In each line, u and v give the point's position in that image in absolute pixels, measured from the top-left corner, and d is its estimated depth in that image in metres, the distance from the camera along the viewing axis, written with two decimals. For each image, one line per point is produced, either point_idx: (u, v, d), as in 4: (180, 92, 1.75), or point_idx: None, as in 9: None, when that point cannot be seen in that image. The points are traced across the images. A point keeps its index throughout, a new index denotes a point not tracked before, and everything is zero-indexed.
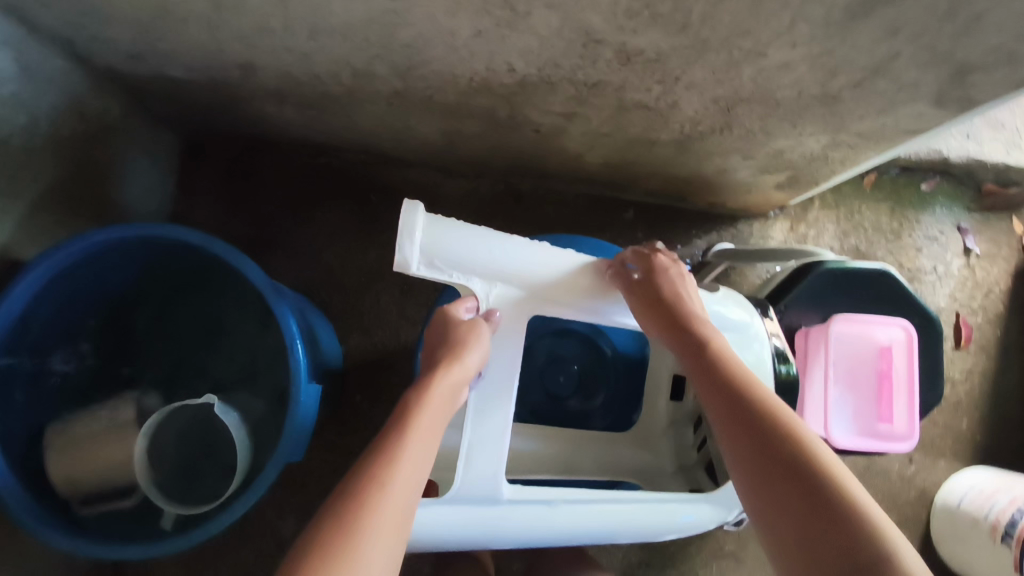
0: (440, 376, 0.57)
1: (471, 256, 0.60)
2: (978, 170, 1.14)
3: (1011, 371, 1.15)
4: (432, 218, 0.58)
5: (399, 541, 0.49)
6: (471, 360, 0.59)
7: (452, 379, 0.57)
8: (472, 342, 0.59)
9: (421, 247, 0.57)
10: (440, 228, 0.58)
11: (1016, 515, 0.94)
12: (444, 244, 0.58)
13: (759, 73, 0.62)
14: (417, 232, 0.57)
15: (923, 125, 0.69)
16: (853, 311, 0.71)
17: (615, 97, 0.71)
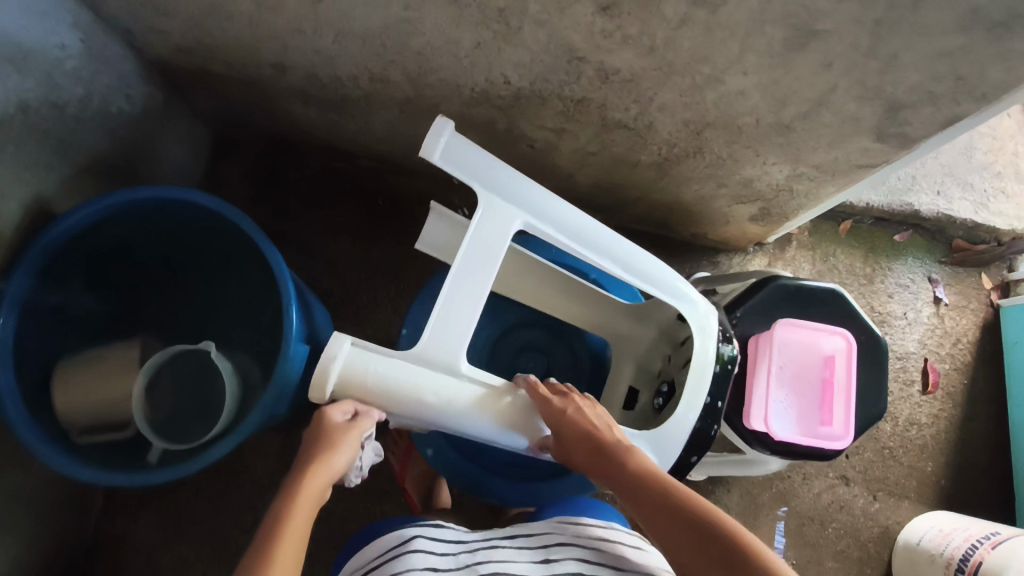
0: (304, 484, 0.59)
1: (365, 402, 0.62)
2: (947, 225, 1.22)
3: (977, 420, 1.18)
4: (349, 360, 0.61)
5: None
6: (334, 466, 0.61)
7: (319, 486, 0.59)
8: (343, 445, 0.61)
9: (336, 382, 0.61)
10: (360, 361, 0.61)
11: (970, 548, 0.97)
12: (356, 381, 0.62)
13: (720, 99, 0.71)
14: (331, 375, 0.60)
15: (870, 160, 0.77)
16: (802, 318, 0.77)
17: (598, 115, 0.80)
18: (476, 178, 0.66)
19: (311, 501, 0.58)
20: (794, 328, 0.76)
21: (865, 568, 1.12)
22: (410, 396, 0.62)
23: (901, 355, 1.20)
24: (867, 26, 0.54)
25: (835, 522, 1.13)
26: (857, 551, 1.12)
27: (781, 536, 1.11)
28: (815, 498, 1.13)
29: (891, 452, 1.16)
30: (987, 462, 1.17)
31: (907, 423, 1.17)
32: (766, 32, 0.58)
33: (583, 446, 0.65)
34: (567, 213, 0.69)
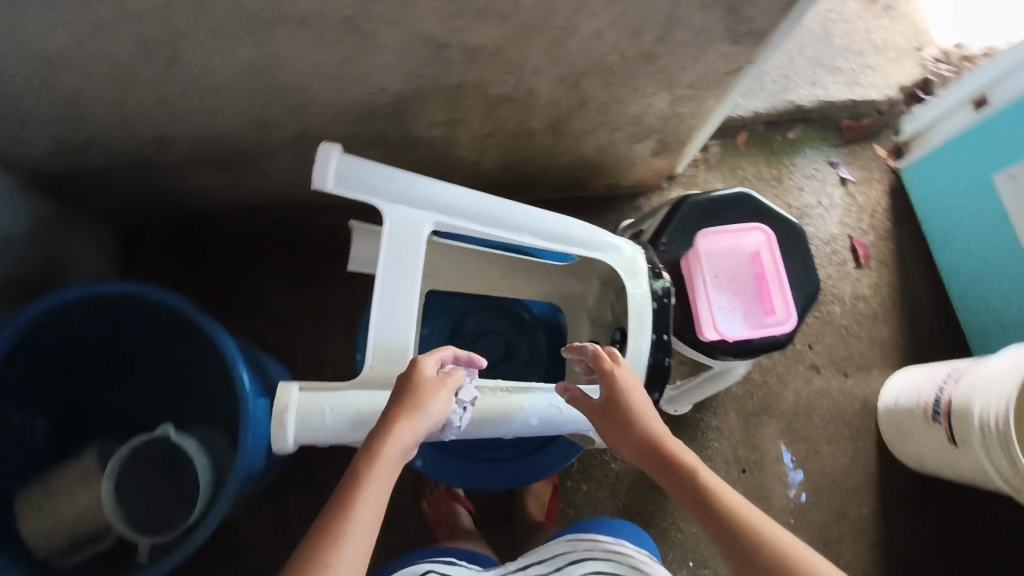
0: (388, 442, 0.55)
1: (332, 439, 0.59)
2: (830, 111, 1.29)
3: (914, 275, 1.25)
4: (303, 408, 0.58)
5: None
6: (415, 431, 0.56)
7: (403, 442, 0.56)
8: (432, 403, 0.58)
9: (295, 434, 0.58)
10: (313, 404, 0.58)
11: (938, 391, 1.01)
12: (316, 424, 0.58)
13: (581, 46, 0.74)
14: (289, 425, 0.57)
15: (734, 65, 0.82)
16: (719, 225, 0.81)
17: (479, 94, 0.83)
18: (378, 193, 0.60)
19: (392, 463, 0.55)
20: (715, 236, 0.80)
21: (859, 443, 1.17)
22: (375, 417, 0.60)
23: (828, 239, 1.26)
24: None
25: (819, 410, 1.17)
26: (847, 429, 1.17)
27: (775, 437, 1.15)
28: (795, 393, 1.18)
29: (847, 329, 1.22)
30: (936, 312, 1.23)
31: (853, 299, 1.23)
32: None
33: (623, 424, 0.64)
34: (483, 204, 0.63)
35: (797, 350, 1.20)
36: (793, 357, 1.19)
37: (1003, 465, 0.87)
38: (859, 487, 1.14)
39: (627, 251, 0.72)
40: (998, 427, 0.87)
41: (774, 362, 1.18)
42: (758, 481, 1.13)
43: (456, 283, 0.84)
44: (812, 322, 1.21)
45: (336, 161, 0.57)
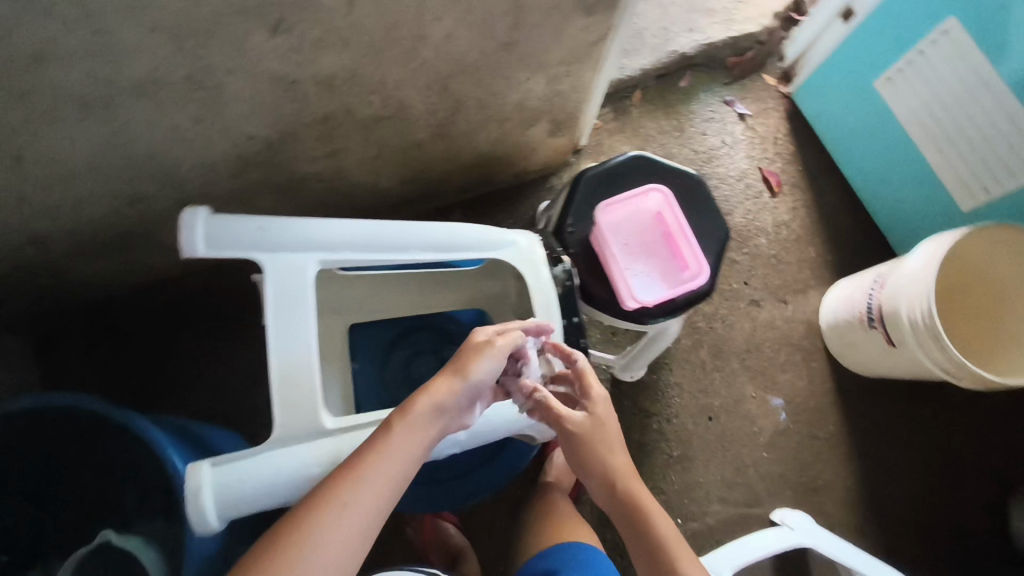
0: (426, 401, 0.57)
1: (262, 503, 0.53)
2: (714, 52, 1.31)
3: (828, 191, 1.28)
4: (221, 480, 0.52)
5: (356, 546, 0.51)
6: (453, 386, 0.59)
7: (440, 400, 0.58)
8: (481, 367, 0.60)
9: (219, 512, 0.51)
10: (233, 475, 0.52)
11: (870, 298, 1.05)
12: (241, 495, 0.52)
13: (436, 51, 0.73)
14: (210, 505, 0.51)
15: (595, 33, 0.82)
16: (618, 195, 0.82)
17: (352, 118, 0.81)
18: (250, 246, 0.56)
19: (425, 421, 0.57)
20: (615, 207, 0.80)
21: (812, 364, 1.20)
22: (303, 469, 0.55)
23: (739, 175, 1.28)
24: None
25: (768, 342, 1.20)
26: (798, 354, 1.19)
27: (733, 379, 1.17)
28: (741, 331, 1.20)
29: (777, 259, 1.24)
30: (854, 221, 1.27)
31: (776, 227, 1.25)
32: None
33: (595, 458, 0.69)
34: (369, 231, 0.61)
35: (735, 290, 1.22)
36: (732, 298, 1.21)
37: (938, 355, 0.90)
38: (821, 406, 1.17)
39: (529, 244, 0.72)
40: (925, 321, 0.90)
41: (715, 308, 1.20)
42: (726, 425, 1.15)
43: (377, 311, 0.82)
44: (742, 259, 1.23)
45: (203, 223, 0.53)
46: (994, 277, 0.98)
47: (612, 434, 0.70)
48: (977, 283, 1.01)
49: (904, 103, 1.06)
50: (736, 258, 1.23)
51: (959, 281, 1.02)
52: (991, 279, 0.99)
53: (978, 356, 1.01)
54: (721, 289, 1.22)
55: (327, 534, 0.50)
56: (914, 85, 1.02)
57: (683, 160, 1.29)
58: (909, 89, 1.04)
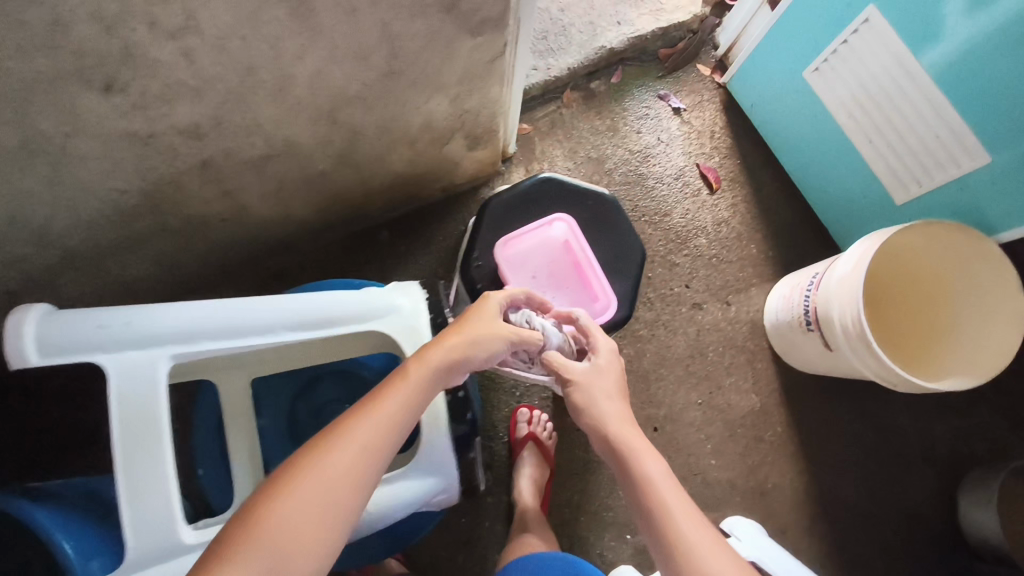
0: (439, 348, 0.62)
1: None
2: (644, 44, 1.25)
3: (767, 185, 1.24)
4: None
5: (355, 468, 0.53)
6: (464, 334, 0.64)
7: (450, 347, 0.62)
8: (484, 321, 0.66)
9: None
10: None
11: (807, 301, 1.02)
12: None
13: (310, 88, 0.68)
14: None
15: (490, 51, 0.77)
16: (520, 226, 0.78)
17: (235, 160, 0.76)
18: (89, 346, 0.51)
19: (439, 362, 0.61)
20: (514, 241, 0.77)
21: (757, 365, 1.17)
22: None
23: (676, 173, 1.24)
24: None
25: (711, 345, 1.17)
26: (742, 356, 1.17)
27: (676, 387, 1.15)
28: (685, 335, 1.17)
29: (718, 258, 1.20)
30: (796, 214, 1.23)
31: (715, 225, 1.22)
32: (268, 17, 0.55)
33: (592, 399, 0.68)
34: (229, 316, 0.57)
35: (676, 294, 1.19)
36: (673, 302, 1.18)
37: (871, 362, 0.88)
38: (767, 408, 1.15)
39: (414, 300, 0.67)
40: (855, 329, 0.88)
41: (656, 314, 1.17)
42: (672, 434, 1.13)
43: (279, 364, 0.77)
44: (683, 262, 1.20)
45: (35, 326, 0.50)
46: (903, 270, 0.98)
47: (610, 380, 0.70)
48: (898, 296, 0.99)
49: (832, 93, 1.01)
50: (676, 260, 1.20)
51: (885, 306, 1.00)
52: (903, 277, 0.98)
53: (939, 359, 0.94)
54: (662, 295, 1.18)
55: (336, 463, 0.52)
56: (840, 75, 0.98)
57: (619, 162, 1.24)
58: (836, 79, 0.99)
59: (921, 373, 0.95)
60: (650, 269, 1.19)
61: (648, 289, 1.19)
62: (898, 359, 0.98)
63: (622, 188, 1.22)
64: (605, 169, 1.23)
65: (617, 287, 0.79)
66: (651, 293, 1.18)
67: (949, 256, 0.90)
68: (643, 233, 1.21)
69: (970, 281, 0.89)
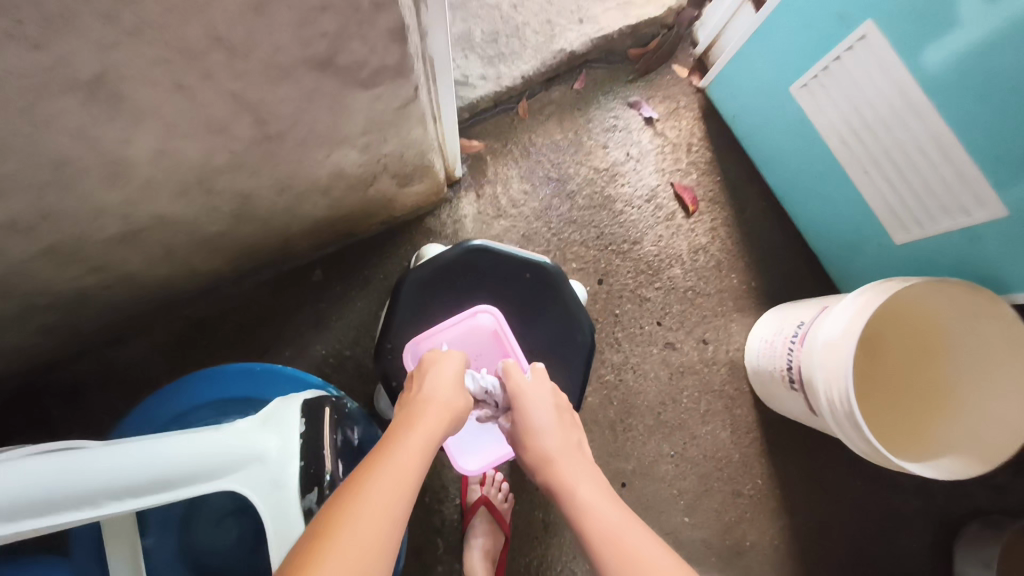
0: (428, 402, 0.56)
1: None
2: (611, 44, 1.09)
3: (750, 205, 1.10)
4: None
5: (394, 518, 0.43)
6: (446, 395, 0.58)
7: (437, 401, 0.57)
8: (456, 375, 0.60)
9: None
10: None
11: (790, 357, 0.90)
12: None
13: (160, 167, 0.54)
14: None
15: (397, 99, 0.62)
16: (441, 321, 0.67)
17: (92, 243, 0.63)
18: None
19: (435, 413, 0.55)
20: (429, 341, 0.67)
21: (737, 410, 1.06)
22: None
23: (648, 194, 1.09)
24: (136, 49, 0.39)
25: (685, 390, 1.06)
26: (719, 401, 1.06)
27: (646, 439, 1.04)
28: (657, 379, 1.06)
29: (694, 291, 1.08)
30: (782, 237, 1.10)
31: (692, 254, 1.08)
32: (55, 109, 0.41)
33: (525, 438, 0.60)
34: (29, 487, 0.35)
35: (647, 333, 1.06)
36: (644, 343, 1.06)
37: (859, 442, 0.76)
38: (746, 457, 1.05)
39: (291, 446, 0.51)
40: (843, 407, 0.76)
41: (624, 357, 1.05)
42: (641, 491, 1.03)
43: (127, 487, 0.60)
44: (654, 296, 1.07)
45: None
46: (883, 347, 0.87)
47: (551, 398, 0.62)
48: (893, 387, 0.86)
49: (823, 114, 0.87)
50: (647, 295, 1.07)
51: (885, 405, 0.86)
52: (890, 360, 0.87)
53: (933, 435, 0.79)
54: (631, 334, 1.06)
55: (370, 508, 0.43)
56: (833, 95, 0.84)
57: (583, 182, 1.09)
58: (827, 99, 0.85)
59: (953, 451, 0.76)
60: (617, 306, 1.06)
61: (616, 328, 1.06)
62: (913, 452, 0.79)
63: (586, 212, 1.08)
64: (568, 191, 1.09)
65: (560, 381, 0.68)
66: (618, 333, 1.06)
67: (925, 302, 0.79)
68: (610, 264, 1.07)
69: (959, 331, 0.77)
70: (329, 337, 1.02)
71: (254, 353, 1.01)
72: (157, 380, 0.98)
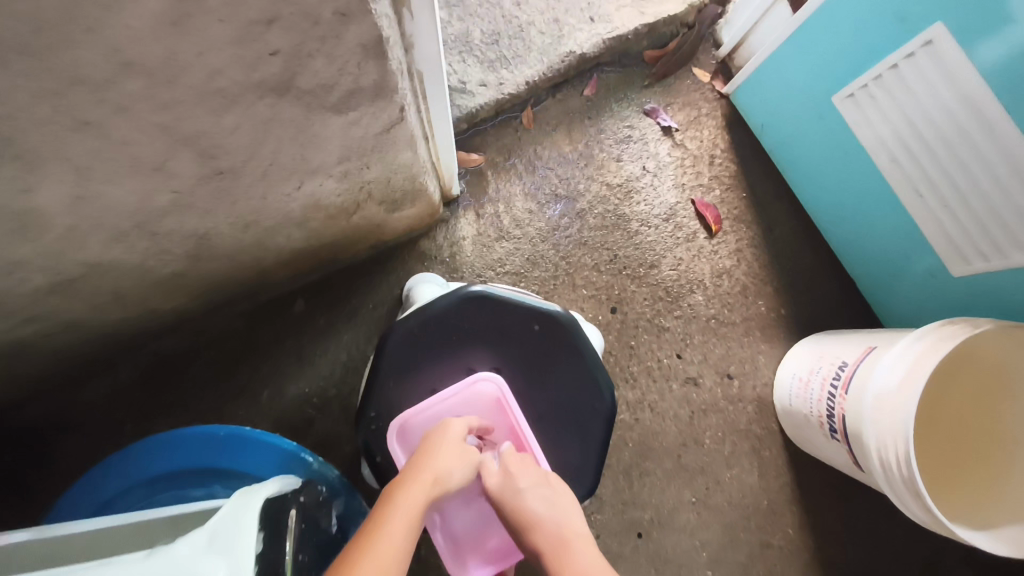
0: (419, 480, 0.46)
1: None
2: (625, 45, 0.98)
3: (779, 223, 1.00)
4: None
5: None
6: (444, 467, 0.48)
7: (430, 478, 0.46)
8: (451, 444, 0.50)
9: None
10: None
11: (830, 401, 0.79)
12: None
13: (81, 209, 0.44)
14: None
15: (378, 120, 0.52)
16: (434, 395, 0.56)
17: (16, 293, 0.53)
18: None
19: (425, 495, 0.45)
20: (419, 415, 0.56)
21: (766, 452, 0.95)
22: None
23: (666, 213, 0.99)
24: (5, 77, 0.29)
25: (708, 430, 0.95)
26: (746, 442, 0.95)
27: (665, 484, 0.93)
28: (676, 417, 0.95)
29: (717, 320, 0.97)
30: (814, 259, 0.99)
31: (715, 278, 0.98)
32: None
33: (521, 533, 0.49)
34: None
35: (666, 367, 0.96)
36: (662, 378, 0.96)
37: (919, 512, 0.65)
38: (776, 505, 0.94)
39: (247, 570, 0.37)
40: (903, 473, 0.66)
41: (640, 394, 0.95)
42: (660, 543, 0.92)
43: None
44: (674, 326, 0.97)
45: None
46: (935, 414, 0.76)
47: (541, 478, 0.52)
48: (953, 463, 0.74)
49: (870, 128, 0.76)
50: (666, 324, 0.96)
51: (951, 484, 0.73)
52: (945, 429, 0.76)
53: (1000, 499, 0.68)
54: (648, 369, 0.95)
55: None
56: (885, 107, 0.73)
57: (595, 200, 0.99)
58: (877, 111, 0.75)
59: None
60: (633, 337, 0.96)
61: (631, 361, 0.96)
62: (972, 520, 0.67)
63: (598, 233, 0.98)
64: (578, 210, 0.98)
65: (575, 451, 0.59)
66: (634, 368, 0.95)
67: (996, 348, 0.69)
68: (624, 290, 0.97)
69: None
70: (312, 374, 0.91)
71: (229, 393, 0.90)
72: (120, 424, 0.88)
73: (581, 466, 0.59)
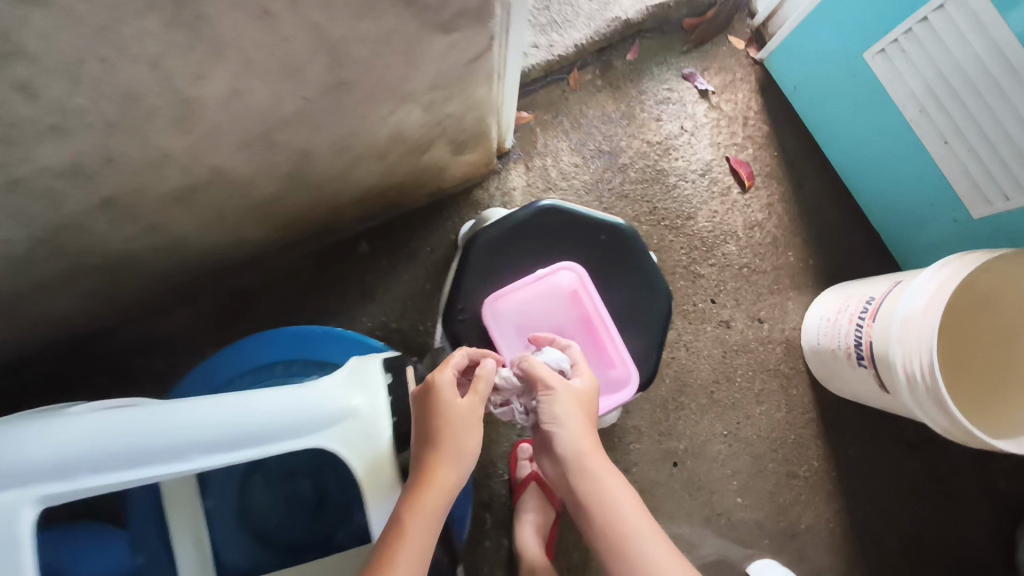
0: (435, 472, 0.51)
1: None
2: (666, 14, 1.05)
3: (807, 180, 1.07)
4: None
5: None
6: (455, 450, 0.52)
7: (446, 468, 0.51)
8: (457, 424, 0.53)
9: None
10: None
11: (857, 334, 0.86)
12: None
13: (225, 108, 0.52)
14: None
15: (471, 47, 0.60)
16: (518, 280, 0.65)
17: (148, 196, 0.61)
18: None
19: (439, 489, 0.50)
20: (505, 296, 0.65)
21: (794, 390, 1.02)
22: None
23: (702, 169, 1.06)
24: None
25: (740, 369, 1.02)
26: (775, 381, 1.02)
27: (699, 417, 1.00)
28: (710, 356, 1.02)
29: (749, 268, 1.04)
30: (841, 213, 1.06)
31: (747, 230, 1.05)
32: (136, 31, 0.39)
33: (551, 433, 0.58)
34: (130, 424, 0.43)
35: (701, 310, 1.03)
36: (698, 320, 1.02)
37: (938, 417, 0.73)
38: (802, 438, 1.01)
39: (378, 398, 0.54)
40: (927, 383, 0.73)
41: (677, 334, 1.02)
42: (694, 470, 0.99)
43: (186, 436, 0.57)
44: (709, 273, 1.04)
45: None
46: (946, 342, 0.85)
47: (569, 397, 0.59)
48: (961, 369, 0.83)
49: (900, 82, 0.84)
50: (701, 271, 1.04)
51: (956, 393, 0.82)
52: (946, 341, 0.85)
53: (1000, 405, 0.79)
54: (685, 312, 1.03)
55: None
56: (914, 62, 0.81)
57: (635, 155, 1.06)
58: (907, 65, 0.82)
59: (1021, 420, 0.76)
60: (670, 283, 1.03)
61: None
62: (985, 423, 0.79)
63: (639, 186, 1.05)
64: (620, 164, 1.06)
65: (635, 345, 0.67)
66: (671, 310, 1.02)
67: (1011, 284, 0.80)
68: (663, 240, 1.04)
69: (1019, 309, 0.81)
70: (376, 309, 0.99)
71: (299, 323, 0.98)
72: (200, 349, 0.96)
73: (641, 358, 0.67)
